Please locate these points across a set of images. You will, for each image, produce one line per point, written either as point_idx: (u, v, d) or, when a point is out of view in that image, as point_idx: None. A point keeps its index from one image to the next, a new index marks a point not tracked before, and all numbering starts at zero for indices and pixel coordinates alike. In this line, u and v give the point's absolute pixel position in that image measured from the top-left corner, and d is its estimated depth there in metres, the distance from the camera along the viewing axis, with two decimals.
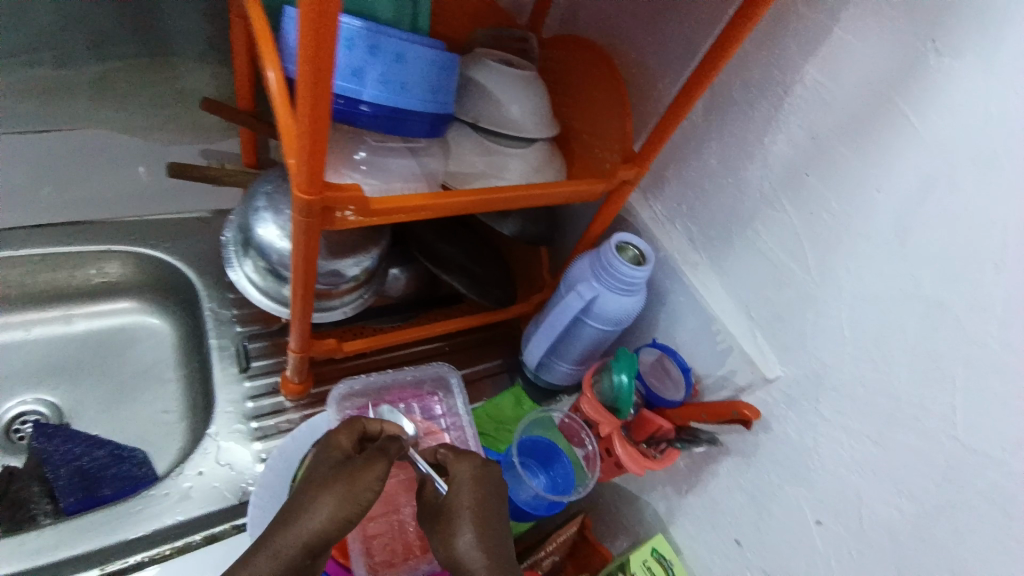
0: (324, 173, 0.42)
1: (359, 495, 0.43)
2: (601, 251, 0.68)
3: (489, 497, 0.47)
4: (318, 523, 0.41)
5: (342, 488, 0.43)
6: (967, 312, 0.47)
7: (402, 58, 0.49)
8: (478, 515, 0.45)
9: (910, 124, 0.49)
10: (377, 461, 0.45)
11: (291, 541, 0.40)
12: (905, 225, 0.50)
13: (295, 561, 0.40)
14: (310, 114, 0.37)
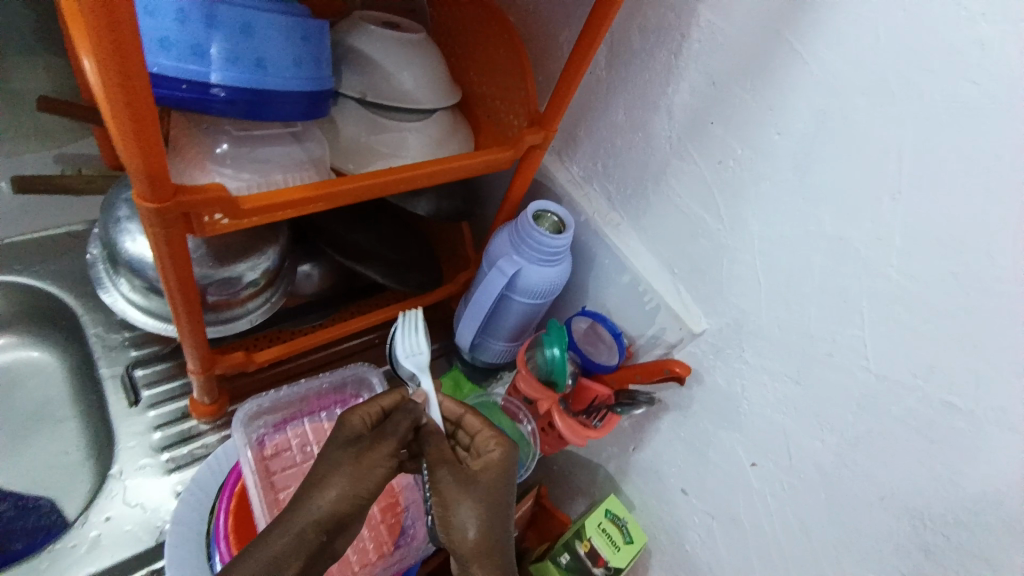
0: (167, 174, 0.37)
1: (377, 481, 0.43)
2: (519, 222, 0.65)
3: (500, 484, 0.47)
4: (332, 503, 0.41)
5: (359, 471, 0.42)
6: (868, 246, 0.48)
7: (251, 30, 0.43)
8: (482, 504, 0.45)
9: (803, 60, 0.47)
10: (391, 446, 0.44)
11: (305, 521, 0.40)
12: (806, 166, 0.50)
13: (308, 541, 0.40)
14: (125, 101, 0.33)
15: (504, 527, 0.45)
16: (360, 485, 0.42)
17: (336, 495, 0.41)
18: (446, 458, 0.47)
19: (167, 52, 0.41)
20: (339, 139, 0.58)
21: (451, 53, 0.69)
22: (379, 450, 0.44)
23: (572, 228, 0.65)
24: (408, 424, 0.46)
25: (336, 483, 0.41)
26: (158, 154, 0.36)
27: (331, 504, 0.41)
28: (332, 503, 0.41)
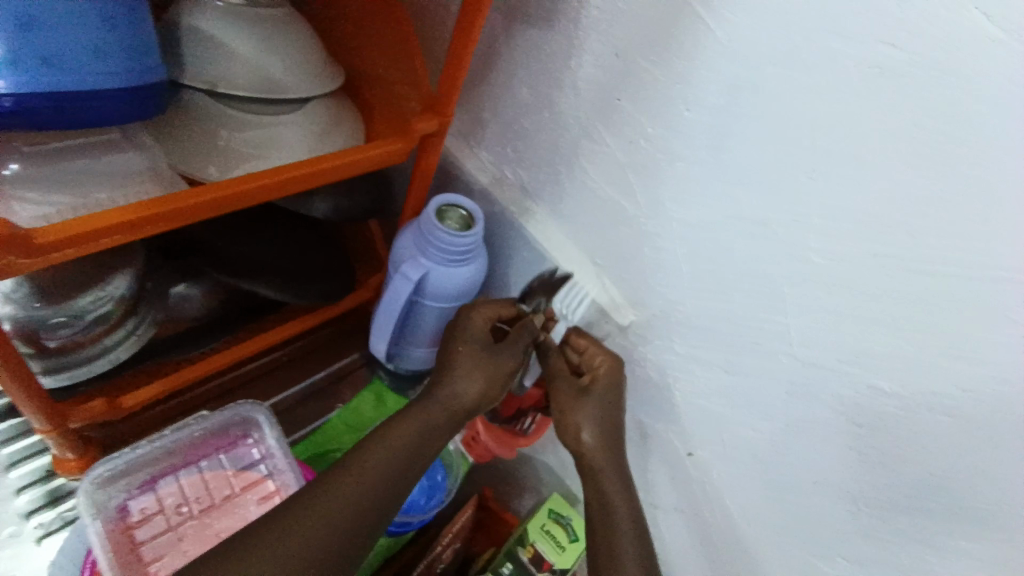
0: None
1: (506, 381, 0.56)
2: (421, 220, 0.58)
3: (597, 402, 0.56)
4: (471, 392, 0.55)
5: (494, 370, 0.55)
6: (787, 228, 0.44)
7: (30, 23, 0.35)
8: (602, 408, 0.56)
9: (706, 24, 0.42)
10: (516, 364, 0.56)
11: (444, 407, 0.54)
12: (719, 143, 0.45)
13: (450, 417, 0.54)
14: None
15: (614, 430, 0.57)
16: (494, 381, 0.56)
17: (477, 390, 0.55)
18: (562, 372, 0.58)
19: None
20: (189, 139, 0.49)
21: (329, 26, 0.60)
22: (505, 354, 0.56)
23: (482, 221, 0.59)
24: (528, 337, 0.57)
25: (474, 379, 0.55)
26: None
27: (469, 394, 0.55)
28: (473, 394, 0.55)
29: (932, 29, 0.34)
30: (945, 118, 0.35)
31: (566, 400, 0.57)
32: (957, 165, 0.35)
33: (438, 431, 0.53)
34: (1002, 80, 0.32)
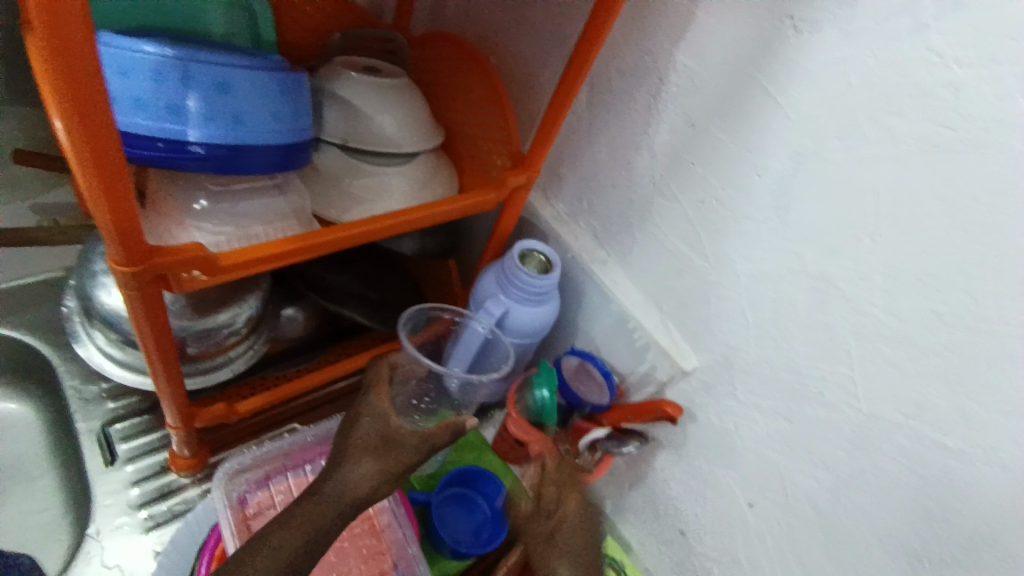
0: (139, 233, 0.37)
1: (402, 472, 0.47)
2: (504, 262, 0.65)
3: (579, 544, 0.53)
4: (363, 486, 0.44)
5: (387, 461, 0.46)
6: (850, 284, 0.48)
7: (226, 86, 0.43)
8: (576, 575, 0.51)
9: (775, 102, 0.48)
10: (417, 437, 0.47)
11: (336, 496, 0.44)
12: (784, 203, 0.50)
13: (338, 514, 0.43)
14: (83, 140, 0.31)
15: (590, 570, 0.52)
16: (388, 470, 0.46)
17: (369, 486, 0.45)
18: (537, 540, 0.56)
19: (141, 110, 0.40)
20: (319, 184, 0.58)
21: (433, 91, 0.69)
22: (406, 442, 0.47)
23: (559, 267, 0.65)
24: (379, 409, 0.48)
25: (371, 466, 0.45)
26: (129, 208, 0.35)
27: (363, 484, 0.45)
28: (364, 486, 0.44)
29: (987, 112, 0.38)
30: (994, 190, 0.39)
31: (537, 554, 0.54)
32: (1010, 230, 0.39)
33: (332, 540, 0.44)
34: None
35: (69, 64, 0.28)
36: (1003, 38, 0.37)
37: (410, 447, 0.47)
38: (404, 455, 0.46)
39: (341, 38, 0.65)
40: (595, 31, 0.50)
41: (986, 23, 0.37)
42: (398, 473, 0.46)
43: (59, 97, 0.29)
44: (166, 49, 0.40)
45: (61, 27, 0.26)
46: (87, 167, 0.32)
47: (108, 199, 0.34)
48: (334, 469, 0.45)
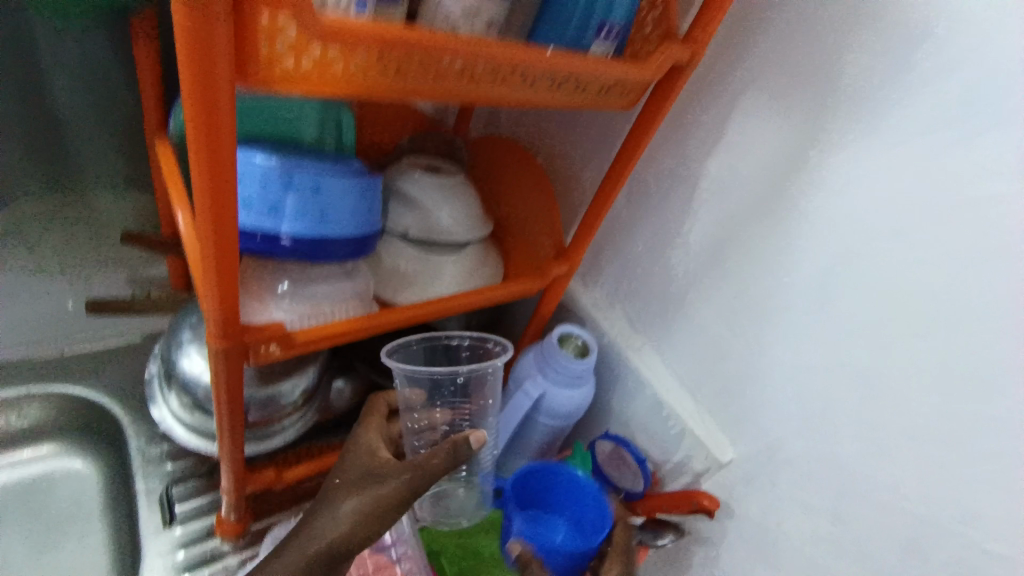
0: (235, 277, 0.40)
1: (384, 511, 0.43)
2: (543, 345, 0.69)
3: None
4: (341, 528, 0.43)
5: (366, 499, 0.44)
6: (887, 381, 0.49)
7: (318, 189, 0.50)
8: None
9: (805, 208, 0.52)
10: (392, 481, 0.44)
11: (311, 542, 0.43)
12: (817, 300, 0.53)
13: (318, 561, 0.42)
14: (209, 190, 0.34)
15: None
16: (368, 506, 0.43)
17: (343, 526, 0.43)
18: None
19: (247, 209, 0.48)
20: (381, 268, 0.64)
21: (485, 186, 0.76)
22: (386, 478, 0.45)
23: (595, 351, 0.68)
24: (363, 453, 0.49)
25: (349, 507, 0.44)
26: (230, 253, 0.39)
27: (341, 530, 0.43)
28: (340, 530, 0.43)
29: (1012, 227, 0.41)
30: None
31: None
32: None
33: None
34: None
35: (213, 128, 0.31)
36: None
37: (383, 491, 0.44)
38: (376, 499, 0.43)
39: (409, 141, 0.75)
40: (638, 141, 0.56)
41: (1003, 149, 0.40)
42: (382, 513, 0.43)
43: (197, 151, 0.32)
44: (272, 161, 0.49)
45: (211, 96, 0.30)
46: (206, 212, 0.36)
47: (217, 282, 0.40)
48: (317, 512, 0.45)
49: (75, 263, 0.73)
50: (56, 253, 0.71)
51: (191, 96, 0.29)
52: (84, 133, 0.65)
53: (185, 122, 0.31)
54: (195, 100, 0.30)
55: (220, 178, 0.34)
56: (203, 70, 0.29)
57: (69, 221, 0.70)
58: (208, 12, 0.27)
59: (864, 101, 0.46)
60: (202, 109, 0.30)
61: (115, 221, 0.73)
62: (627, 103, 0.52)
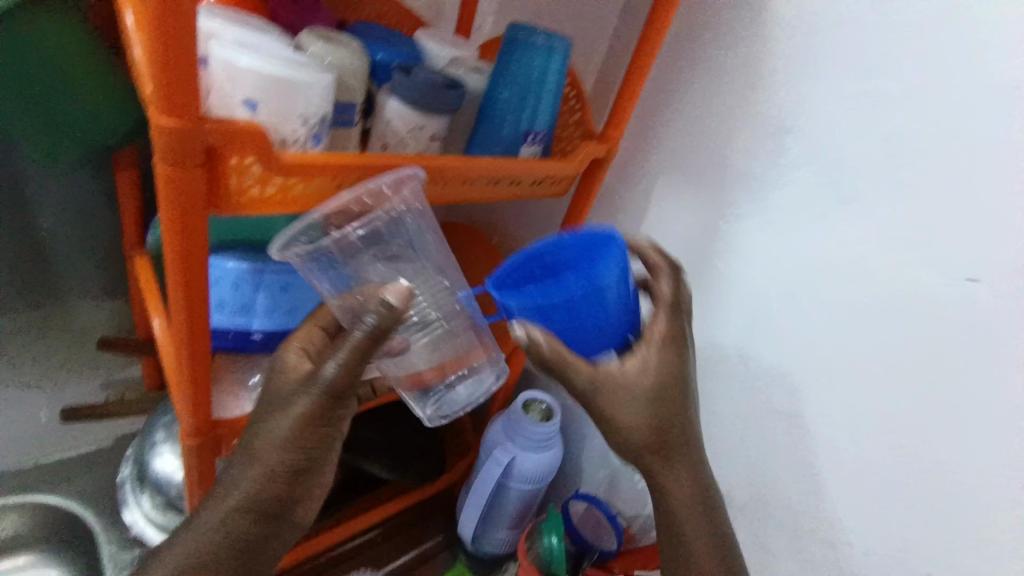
0: (209, 382, 0.44)
1: (316, 413, 0.42)
2: (509, 412, 0.72)
3: (692, 499, 0.46)
4: (280, 443, 0.42)
5: (300, 410, 0.42)
6: (816, 423, 0.53)
7: (287, 286, 0.55)
8: (706, 528, 0.46)
9: (724, 271, 0.58)
10: (308, 411, 0.42)
11: (256, 461, 0.43)
12: (747, 352, 0.58)
13: (266, 483, 0.42)
14: (184, 308, 0.39)
15: (678, 386, 0.45)
16: (305, 420, 0.42)
17: (281, 437, 0.42)
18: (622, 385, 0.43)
19: (220, 309, 0.52)
20: None
21: None
22: (312, 384, 0.42)
23: (559, 414, 0.71)
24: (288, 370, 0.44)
25: (283, 424, 0.43)
26: (204, 361, 0.42)
27: (279, 452, 0.43)
28: (277, 443, 0.42)
29: (889, 278, 0.46)
30: (914, 342, 0.46)
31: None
32: (936, 375, 0.45)
33: (282, 532, 0.45)
34: (948, 314, 0.44)
35: (190, 257, 0.36)
36: (890, 221, 0.46)
37: (301, 422, 0.42)
38: (298, 431, 0.42)
39: None
40: (575, 221, 0.63)
41: (869, 215, 0.47)
42: (320, 420, 0.43)
43: (174, 276, 0.37)
44: (244, 263, 0.53)
45: (187, 231, 0.35)
46: (182, 327, 0.40)
47: (193, 387, 0.43)
48: (250, 434, 0.44)
49: (55, 371, 0.77)
50: (33, 365, 0.75)
51: (170, 234, 0.34)
52: (64, 251, 0.69)
53: (164, 254, 0.36)
54: (171, 231, 0.35)
55: (196, 296, 0.38)
56: (181, 213, 0.34)
57: (47, 331, 0.73)
58: (186, 163, 0.32)
59: (755, 179, 0.54)
60: (179, 242, 0.35)
61: (91, 330, 0.76)
62: (560, 191, 0.59)
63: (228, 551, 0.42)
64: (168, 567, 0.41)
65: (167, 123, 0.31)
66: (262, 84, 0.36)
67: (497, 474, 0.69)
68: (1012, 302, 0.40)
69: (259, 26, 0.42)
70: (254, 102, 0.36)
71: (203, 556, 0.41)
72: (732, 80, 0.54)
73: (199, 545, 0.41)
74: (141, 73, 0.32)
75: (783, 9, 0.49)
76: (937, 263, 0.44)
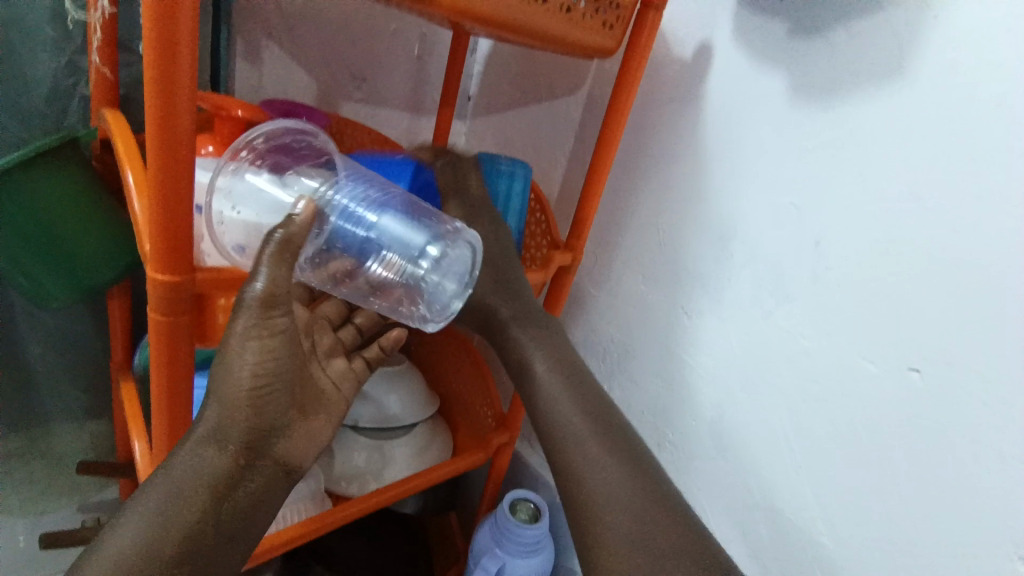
0: None
1: (262, 333, 0.34)
2: (496, 516, 0.70)
3: (559, 367, 0.52)
4: (238, 375, 0.35)
5: (250, 336, 0.34)
6: (795, 513, 0.54)
7: None
8: (570, 392, 0.50)
9: (691, 363, 0.61)
10: (247, 326, 0.34)
11: (219, 400, 0.35)
12: (722, 443, 0.60)
13: (231, 427, 0.35)
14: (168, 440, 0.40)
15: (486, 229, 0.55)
16: (259, 345, 0.35)
17: (237, 369, 0.35)
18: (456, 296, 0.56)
19: None
20: (333, 464, 0.67)
21: (436, 364, 0.85)
22: (246, 300, 0.34)
23: (546, 514, 0.70)
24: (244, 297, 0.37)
25: (232, 356, 0.34)
26: None
27: (236, 388, 0.35)
28: (231, 377, 0.35)
29: (839, 372, 0.49)
30: (872, 431, 0.48)
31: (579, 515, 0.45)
32: (895, 461, 0.47)
33: (261, 480, 0.38)
34: (895, 403, 0.46)
35: (175, 393, 0.38)
36: (830, 315, 0.49)
37: (241, 344, 0.34)
38: (240, 357, 0.34)
39: None
40: None
41: (811, 311, 0.51)
42: (275, 341, 0.35)
43: (160, 412, 0.39)
44: None
45: (175, 370, 0.37)
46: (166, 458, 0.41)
47: None
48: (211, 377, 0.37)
49: (36, 497, 0.76)
50: (12, 493, 0.74)
51: (160, 374, 0.36)
52: (52, 376, 0.71)
53: (150, 391, 0.38)
54: (158, 370, 0.37)
55: (181, 428, 0.40)
56: (170, 354, 0.36)
57: (29, 456, 0.74)
58: (178, 310, 0.35)
59: (707, 279, 0.58)
60: (166, 381, 0.38)
61: (70, 454, 0.76)
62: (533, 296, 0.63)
63: (197, 502, 0.36)
64: (128, 535, 0.34)
65: (162, 277, 0.34)
66: (252, 233, 0.41)
67: (504, 551, 0.68)
68: (948, 392, 0.43)
69: None
70: (241, 247, 0.41)
71: (166, 516, 0.35)
72: (675, 190, 0.60)
73: (159, 502, 0.35)
74: (139, 230, 0.36)
75: (711, 132, 0.56)
76: (876, 355, 0.47)
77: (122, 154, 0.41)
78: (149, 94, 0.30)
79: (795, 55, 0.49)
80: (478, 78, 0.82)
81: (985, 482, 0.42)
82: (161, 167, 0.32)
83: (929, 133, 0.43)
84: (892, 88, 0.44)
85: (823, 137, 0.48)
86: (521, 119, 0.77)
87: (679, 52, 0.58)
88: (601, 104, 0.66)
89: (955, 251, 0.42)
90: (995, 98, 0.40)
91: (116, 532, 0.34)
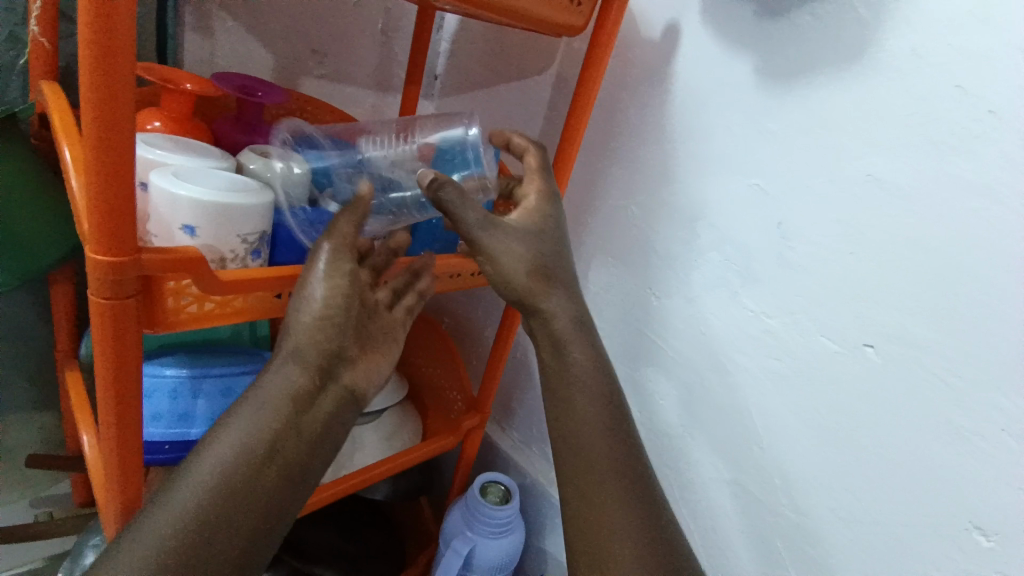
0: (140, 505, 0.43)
1: (337, 268, 0.39)
2: (467, 498, 0.71)
3: (598, 388, 0.46)
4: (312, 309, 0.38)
5: (328, 274, 0.38)
6: (758, 487, 0.56)
7: (229, 390, 0.55)
8: (608, 420, 0.45)
9: (659, 345, 0.62)
10: (324, 262, 0.38)
11: (297, 336, 0.38)
12: (689, 422, 0.61)
13: (313, 358, 0.37)
14: (116, 430, 0.38)
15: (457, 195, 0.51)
16: (335, 279, 0.38)
17: (314, 301, 0.38)
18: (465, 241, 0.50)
19: (156, 421, 0.51)
20: None
21: (406, 350, 0.84)
22: (321, 245, 0.39)
23: (518, 495, 0.71)
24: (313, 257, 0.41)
25: (309, 291, 0.38)
26: (136, 483, 0.41)
27: (311, 320, 0.38)
28: (308, 310, 0.38)
29: (803, 351, 0.51)
30: (833, 407, 0.49)
31: (586, 555, 0.41)
32: (854, 435, 0.48)
33: (339, 414, 0.39)
34: (852, 378, 0.48)
35: (121, 381, 0.36)
36: (791, 296, 0.50)
37: (317, 276, 0.38)
38: (313, 287, 0.38)
39: None
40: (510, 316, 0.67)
41: (774, 292, 0.52)
42: (349, 275, 0.39)
43: (106, 402, 0.37)
44: (183, 371, 0.54)
45: (120, 357, 0.35)
46: (114, 449, 0.39)
47: (122, 508, 0.42)
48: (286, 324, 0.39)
49: None
50: None
51: (105, 361, 0.34)
52: None
53: (95, 379, 0.36)
54: (103, 356, 0.35)
55: (130, 417, 0.38)
56: (114, 339, 0.34)
57: None
58: (122, 293, 0.33)
59: (676, 260, 0.59)
60: (112, 368, 0.36)
61: (17, 450, 0.72)
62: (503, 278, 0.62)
63: (275, 437, 0.36)
64: (215, 456, 0.35)
65: (102, 259, 0.32)
66: (206, 212, 0.38)
67: (475, 532, 0.68)
68: (904, 369, 0.45)
69: (200, 153, 0.45)
70: (193, 228, 0.38)
71: (249, 437, 0.36)
72: (645, 172, 0.60)
73: (242, 427, 0.36)
74: (78, 209, 0.34)
75: (680, 113, 0.56)
76: (836, 334, 0.48)
77: (59, 130, 0.39)
78: (83, 66, 0.28)
79: (762, 36, 0.49)
80: (445, 56, 0.80)
81: (938, 452, 0.44)
82: (97, 139, 0.29)
83: (892, 115, 0.43)
84: (856, 71, 0.45)
85: (788, 119, 0.49)
86: (490, 99, 0.75)
87: (648, 31, 0.57)
88: (571, 84, 0.65)
89: (912, 233, 0.43)
90: (955, 80, 0.41)
91: (204, 462, 0.35)
